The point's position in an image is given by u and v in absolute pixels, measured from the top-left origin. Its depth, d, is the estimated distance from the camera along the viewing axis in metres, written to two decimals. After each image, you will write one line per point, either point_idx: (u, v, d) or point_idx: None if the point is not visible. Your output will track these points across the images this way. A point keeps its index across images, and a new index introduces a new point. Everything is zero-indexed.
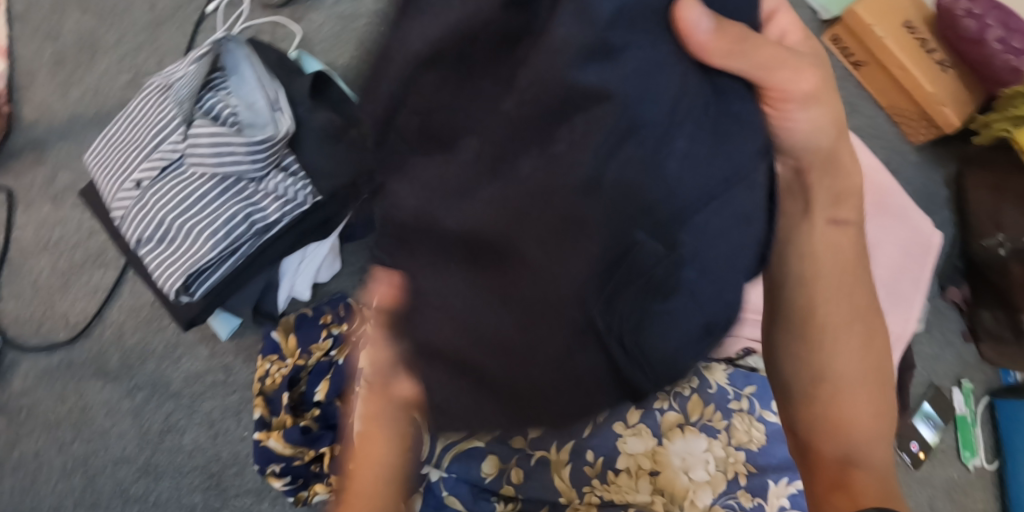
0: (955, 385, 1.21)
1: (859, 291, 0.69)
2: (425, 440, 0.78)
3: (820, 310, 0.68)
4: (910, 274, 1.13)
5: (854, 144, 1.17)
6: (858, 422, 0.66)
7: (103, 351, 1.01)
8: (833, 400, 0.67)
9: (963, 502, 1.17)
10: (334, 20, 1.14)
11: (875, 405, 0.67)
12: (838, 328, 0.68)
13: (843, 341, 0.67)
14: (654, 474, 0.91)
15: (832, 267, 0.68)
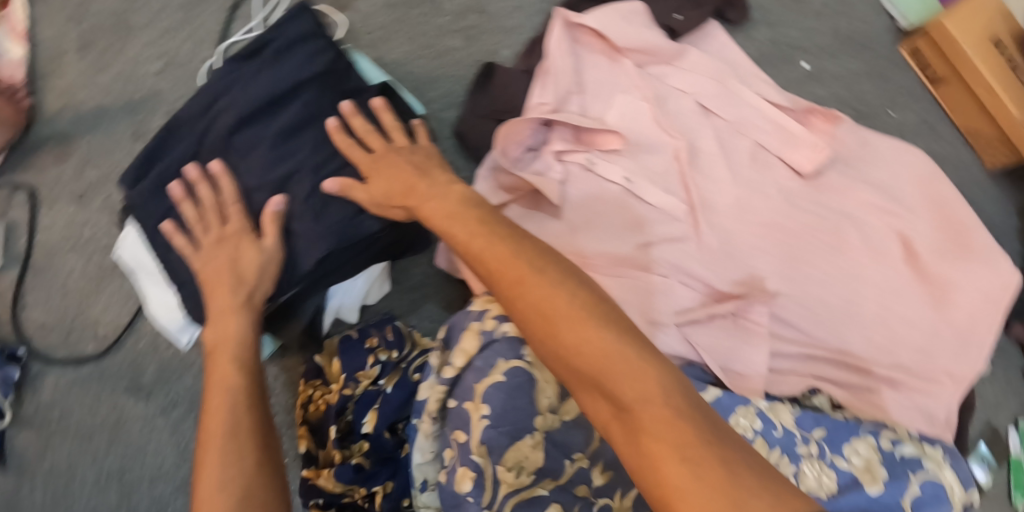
0: (1013, 426, 1.17)
1: (582, 319, 0.65)
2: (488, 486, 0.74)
3: (574, 340, 0.64)
4: (982, 318, 1.07)
5: (938, 176, 1.10)
6: (647, 459, 0.58)
7: (136, 363, 0.95)
8: (632, 428, 0.60)
9: None
10: (384, 9, 1.05)
11: (680, 442, 0.57)
12: (584, 351, 0.63)
13: (583, 354, 0.63)
14: None
15: (534, 279, 0.68)
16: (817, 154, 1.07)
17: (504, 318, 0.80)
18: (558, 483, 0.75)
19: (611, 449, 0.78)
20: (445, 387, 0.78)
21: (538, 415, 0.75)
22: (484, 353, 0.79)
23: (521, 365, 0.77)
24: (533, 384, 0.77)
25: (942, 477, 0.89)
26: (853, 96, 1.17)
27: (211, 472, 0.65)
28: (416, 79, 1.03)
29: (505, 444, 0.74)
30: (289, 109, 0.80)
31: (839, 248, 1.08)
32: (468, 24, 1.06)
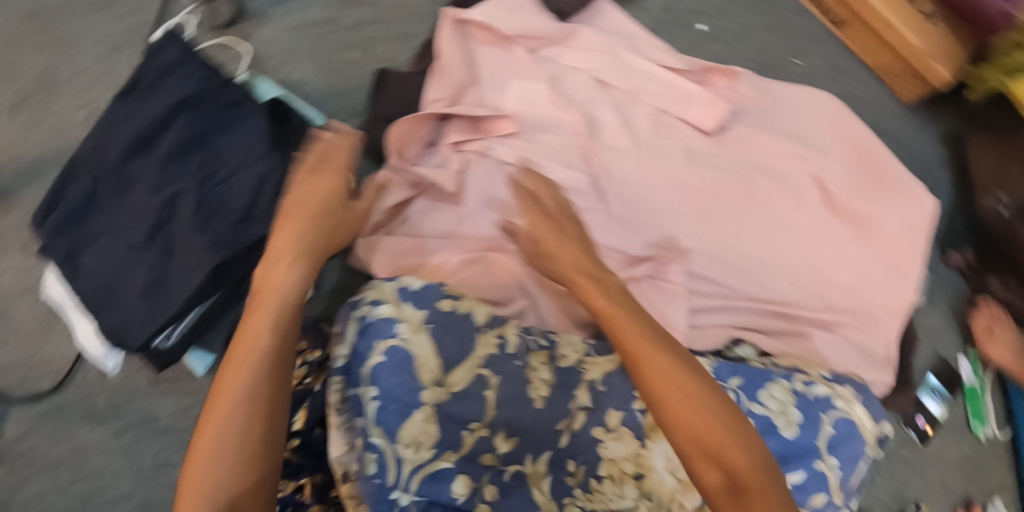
0: (962, 354, 1.17)
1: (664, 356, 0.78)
2: (391, 465, 0.78)
3: (656, 376, 0.77)
4: (906, 247, 1.08)
5: (847, 115, 1.12)
6: (732, 469, 0.72)
7: (89, 394, 1.02)
8: (717, 450, 0.73)
9: (974, 474, 1.15)
10: (285, 33, 1.12)
11: (748, 450, 0.74)
12: (669, 389, 0.76)
13: (687, 390, 0.76)
14: (638, 479, 0.90)
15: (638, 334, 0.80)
16: (717, 110, 1.10)
17: (379, 302, 0.83)
18: (461, 453, 0.81)
19: (510, 411, 0.83)
20: (341, 378, 0.83)
21: (425, 389, 0.80)
22: (363, 339, 0.82)
23: (397, 343, 0.80)
24: (414, 360, 0.81)
25: (853, 415, 0.91)
26: (753, 50, 1.19)
27: (203, 456, 0.71)
28: (321, 94, 1.09)
29: (399, 422, 0.78)
30: (179, 138, 0.89)
31: (754, 201, 1.10)
32: (364, 37, 1.12)
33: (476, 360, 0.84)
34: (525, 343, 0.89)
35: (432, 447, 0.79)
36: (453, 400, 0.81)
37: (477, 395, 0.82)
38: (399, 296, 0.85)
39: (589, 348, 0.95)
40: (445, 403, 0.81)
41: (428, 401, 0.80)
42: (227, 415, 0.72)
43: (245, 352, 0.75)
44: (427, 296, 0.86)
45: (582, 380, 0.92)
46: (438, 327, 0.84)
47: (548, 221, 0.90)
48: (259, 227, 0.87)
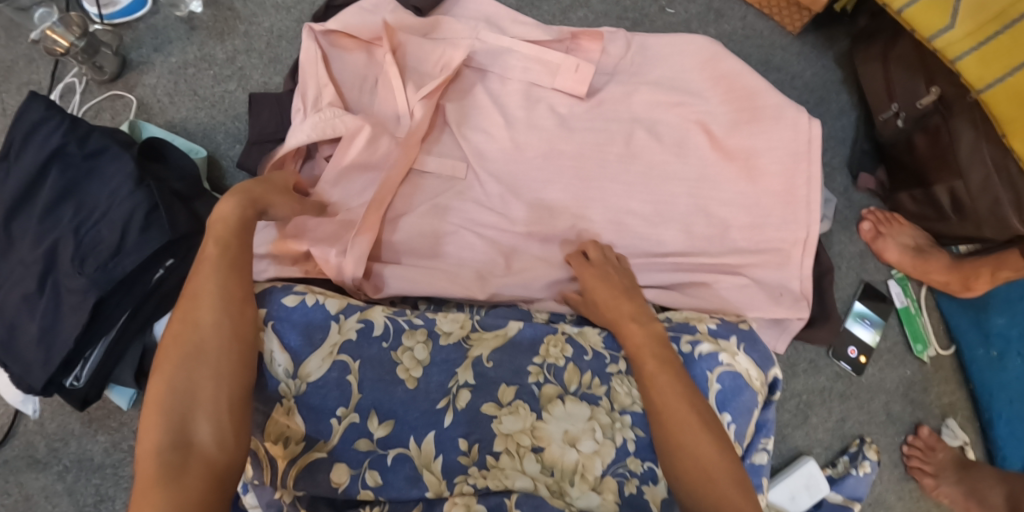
0: (890, 278, 1.16)
1: (667, 366, 0.87)
2: (265, 464, 0.87)
3: (650, 380, 0.87)
4: (798, 175, 1.07)
5: (719, 53, 1.11)
6: (706, 457, 0.80)
7: (30, 443, 1.06)
8: (682, 441, 0.82)
9: (918, 394, 1.14)
10: (166, 77, 1.13)
11: (715, 434, 0.82)
12: (661, 389, 0.85)
13: (668, 386, 0.85)
14: (538, 452, 0.91)
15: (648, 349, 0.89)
16: (585, 75, 1.10)
17: None
18: (334, 443, 0.88)
19: (376, 395, 0.89)
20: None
21: (281, 384, 0.88)
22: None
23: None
24: (264, 358, 0.88)
25: (737, 366, 0.93)
26: (623, 8, 1.21)
27: (157, 406, 0.75)
28: (206, 128, 1.12)
29: (264, 422, 0.88)
30: (53, 185, 0.93)
31: (639, 157, 1.09)
32: (237, 67, 1.14)
33: (329, 347, 0.90)
34: (396, 325, 0.94)
35: (301, 441, 0.87)
36: (312, 390, 0.88)
37: (336, 382, 0.89)
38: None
39: (473, 324, 0.98)
40: (303, 394, 0.88)
41: (285, 396, 0.88)
42: (170, 366, 0.77)
43: (179, 319, 0.80)
44: (273, 299, 0.93)
45: (469, 356, 0.94)
46: (281, 323, 0.90)
47: (592, 268, 1.00)
48: (127, 262, 0.90)
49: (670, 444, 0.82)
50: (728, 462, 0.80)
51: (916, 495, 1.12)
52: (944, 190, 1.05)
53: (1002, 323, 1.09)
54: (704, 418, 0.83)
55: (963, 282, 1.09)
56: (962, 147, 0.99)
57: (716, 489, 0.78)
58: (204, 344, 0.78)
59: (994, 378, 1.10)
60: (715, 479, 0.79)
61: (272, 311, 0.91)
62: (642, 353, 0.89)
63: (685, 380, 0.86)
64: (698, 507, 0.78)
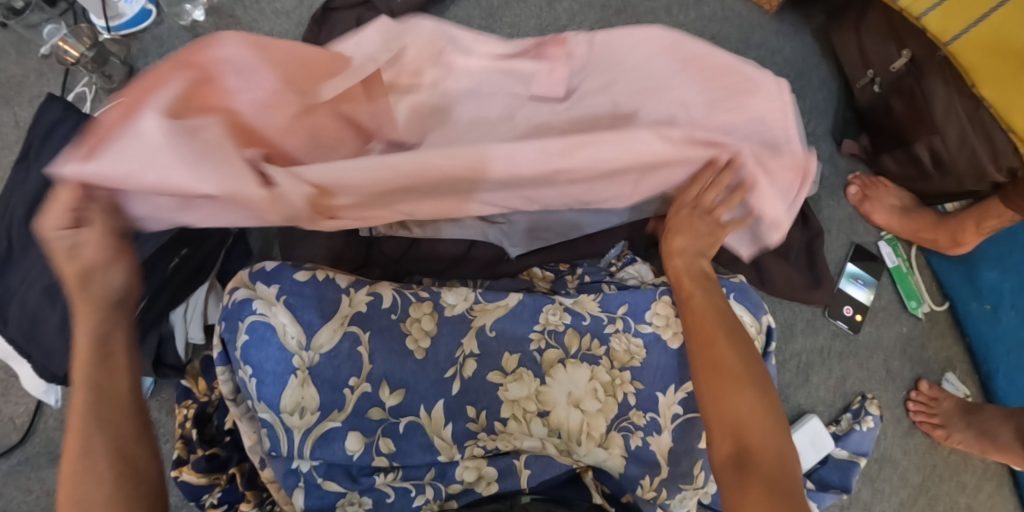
0: (880, 239, 1.20)
1: (701, 295, 0.88)
2: (282, 435, 0.86)
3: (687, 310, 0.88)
4: None
5: None
6: (727, 371, 0.80)
7: (50, 440, 1.09)
8: (706, 355, 0.82)
9: (916, 350, 1.17)
10: None
11: (744, 352, 0.82)
12: (694, 317, 0.86)
13: (697, 310, 0.87)
14: (544, 415, 0.94)
15: (691, 282, 0.89)
16: (561, 74, 0.89)
17: (235, 287, 0.87)
18: (348, 411, 0.87)
19: (388, 365, 0.89)
20: (224, 367, 0.87)
21: (294, 357, 0.86)
22: (226, 324, 0.87)
23: (256, 319, 0.85)
24: (275, 330, 0.86)
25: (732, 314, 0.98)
26: None
27: None
28: None
29: (279, 393, 0.85)
30: None
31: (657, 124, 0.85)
32: None
33: (341, 319, 0.89)
34: (403, 299, 0.93)
35: (316, 411, 0.86)
36: (325, 362, 0.87)
37: (348, 353, 0.88)
38: (252, 278, 0.88)
39: (476, 296, 0.98)
40: (316, 365, 0.87)
41: (301, 368, 0.86)
42: None
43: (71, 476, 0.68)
44: (280, 273, 0.89)
45: (471, 326, 0.95)
46: (293, 297, 0.88)
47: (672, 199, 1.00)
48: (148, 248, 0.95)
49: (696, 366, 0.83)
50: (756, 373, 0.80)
51: (922, 450, 1.14)
52: (923, 148, 1.09)
53: (994, 276, 1.10)
54: (735, 334, 0.84)
55: (951, 237, 1.12)
56: (936, 105, 1.04)
57: (738, 408, 0.78)
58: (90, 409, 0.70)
59: (989, 330, 1.13)
60: (741, 390, 0.79)
61: (280, 283, 0.88)
62: (700, 331, 0.84)
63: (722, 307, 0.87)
64: (724, 438, 0.78)
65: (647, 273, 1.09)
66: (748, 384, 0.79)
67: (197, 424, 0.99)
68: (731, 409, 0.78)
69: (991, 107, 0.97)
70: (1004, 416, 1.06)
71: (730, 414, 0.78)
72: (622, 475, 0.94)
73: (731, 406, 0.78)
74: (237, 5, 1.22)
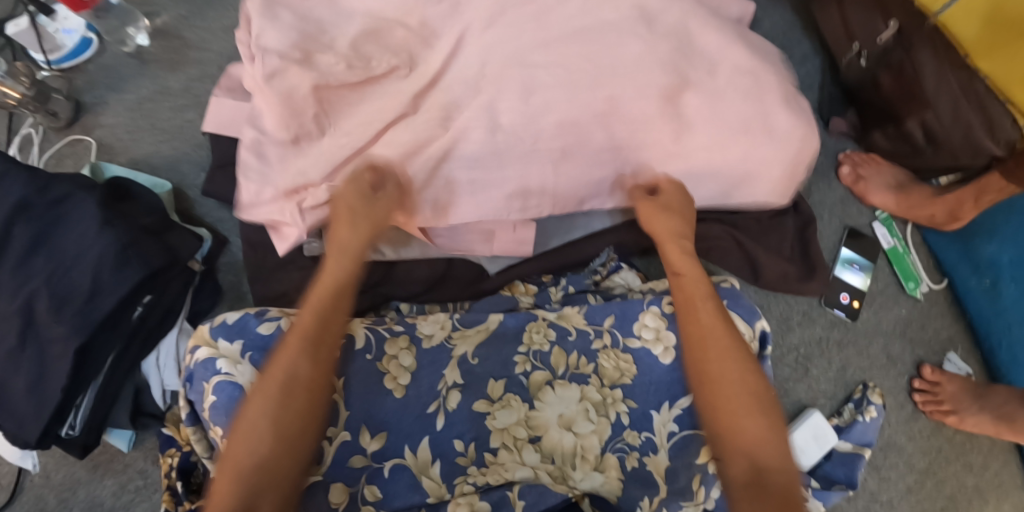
0: (874, 220, 1.15)
1: (713, 322, 0.85)
2: None
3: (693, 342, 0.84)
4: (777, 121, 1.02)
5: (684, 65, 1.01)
6: (747, 434, 0.77)
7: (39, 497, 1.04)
8: (726, 388, 0.80)
9: (918, 333, 1.13)
10: (126, 114, 1.12)
11: (754, 405, 0.79)
12: (706, 354, 0.82)
13: (709, 344, 0.83)
14: (536, 442, 0.91)
15: (700, 294, 0.87)
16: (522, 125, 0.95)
17: (196, 347, 0.83)
18: (328, 464, 0.84)
19: (365, 407, 0.87)
20: (195, 427, 0.84)
21: None
22: (193, 385, 0.84)
23: (221, 379, 0.81)
24: (245, 388, 0.82)
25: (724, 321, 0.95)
26: None
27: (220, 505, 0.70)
28: (170, 161, 1.11)
29: None
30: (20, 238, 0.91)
31: (786, 92, 0.98)
32: (195, 95, 1.14)
33: None
34: (377, 334, 0.90)
35: None
36: None
37: None
38: (213, 334, 0.84)
39: (454, 323, 0.94)
40: None
41: None
42: (231, 488, 0.71)
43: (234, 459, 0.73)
44: (244, 326, 0.85)
45: (452, 356, 0.92)
46: (260, 352, 0.84)
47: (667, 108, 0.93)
48: (105, 302, 0.89)
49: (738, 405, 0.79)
50: (775, 431, 0.78)
51: (925, 433, 1.12)
52: (915, 124, 1.04)
53: (992, 249, 1.07)
54: (756, 390, 0.80)
55: (951, 213, 1.07)
56: (928, 77, 0.99)
57: (772, 476, 0.75)
58: (270, 387, 0.75)
59: (989, 307, 1.09)
60: (761, 445, 0.77)
61: (243, 339, 0.84)
62: (697, 347, 0.84)
63: (746, 351, 0.83)
64: (743, 475, 0.76)
65: (634, 281, 1.05)
66: (756, 406, 0.79)
67: (182, 473, 0.96)
68: (738, 422, 0.78)
69: (989, 77, 0.95)
70: (1008, 392, 1.04)
71: (761, 490, 0.74)
72: (621, 497, 0.91)
73: (761, 476, 0.75)
74: (184, 25, 1.16)
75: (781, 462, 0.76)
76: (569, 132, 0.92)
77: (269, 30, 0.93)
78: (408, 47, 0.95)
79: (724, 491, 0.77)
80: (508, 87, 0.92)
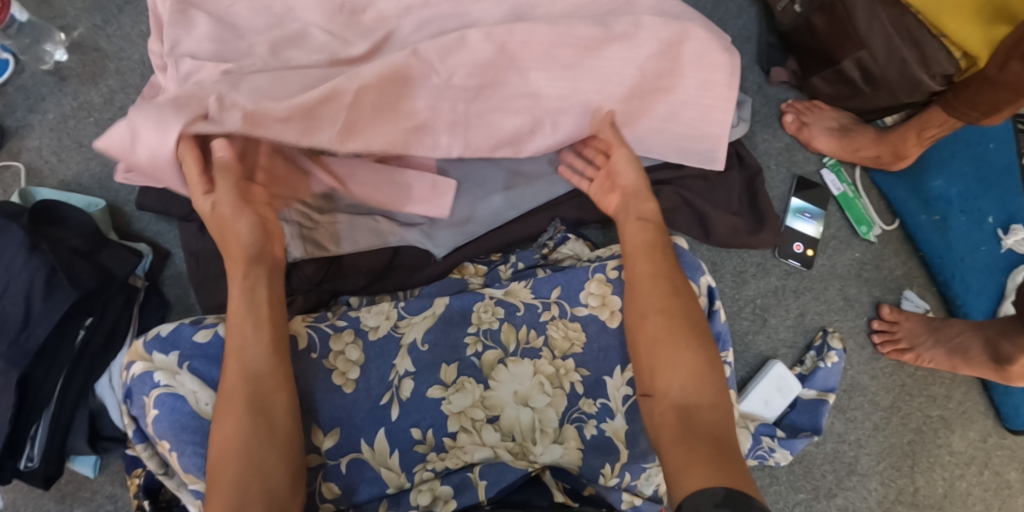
0: (821, 167, 1.15)
1: (654, 268, 0.85)
2: None
3: (635, 288, 0.85)
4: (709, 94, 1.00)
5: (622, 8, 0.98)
6: (677, 376, 0.77)
7: None
8: (661, 330, 0.80)
9: (874, 273, 1.13)
10: (50, 135, 1.10)
11: (689, 347, 0.79)
12: (646, 299, 0.83)
13: (648, 289, 0.84)
14: (494, 421, 0.90)
15: (643, 242, 0.88)
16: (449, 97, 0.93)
17: (132, 362, 0.82)
18: None
19: (315, 407, 0.86)
20: (144, 444, 0.83)
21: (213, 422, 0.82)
22: (133, 402, 0.82)
23: (162, 392, 0.80)
24: (186, 399, 0.81)
25: None
26: None
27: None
28: (100, 178, 1.10)
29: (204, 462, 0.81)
30: None
31: (706, 64, 0.98)
32: (119, 108, 1.12)
33: None
34: (321, 333, 0.89)
35: None
36: None
37: None
38: (147, 349, 0.83)
39: (400, 312, 0.93)
40: None
41: None
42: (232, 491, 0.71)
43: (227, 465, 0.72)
44: (179, 337, 0.84)
45: (402, 344, 0.91)
46: (197, 361, 0.84)
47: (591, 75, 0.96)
48: (40, 331, 0.89)
49: (672, 346, 0.79)
50: (709, 373, 0.77)
51: (888, 371, 1.12)
52: (852, 64, 1.03)
53: (940, 183, 1.09)
54: (694, 334, 0.80)
55: (895, 151, 1.06)
56: (859, 17, 0.97)
57: (699, 416, 0.74)
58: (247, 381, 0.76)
59: (941, 241, 1.09)
60: (694, 385, 0.76)
61: (180, 349, 0.83)
62: (637, 288, 0.85)
63: (686, 297, 0.83)
64: (669, 418, 0.75)
65: (581, 251, 1.04)
66: (692, 350, 0.78)
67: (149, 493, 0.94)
68: (668, 362, 0.78)
69: (920, 12, 0.93)
70: (972, 328, 1.03)
71: (686, 429, 0.73)
72: (582, 468, 0.90)
73: (687, 416, 0.74)
74: (100, 36, 1.14)
75: (711, 403, 0.75)
76: (494, 70, 0.94)
77: (185, 41, 0.90)
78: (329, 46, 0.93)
79: (650, 430, 0.77)
80: (445, 33, 0.94)
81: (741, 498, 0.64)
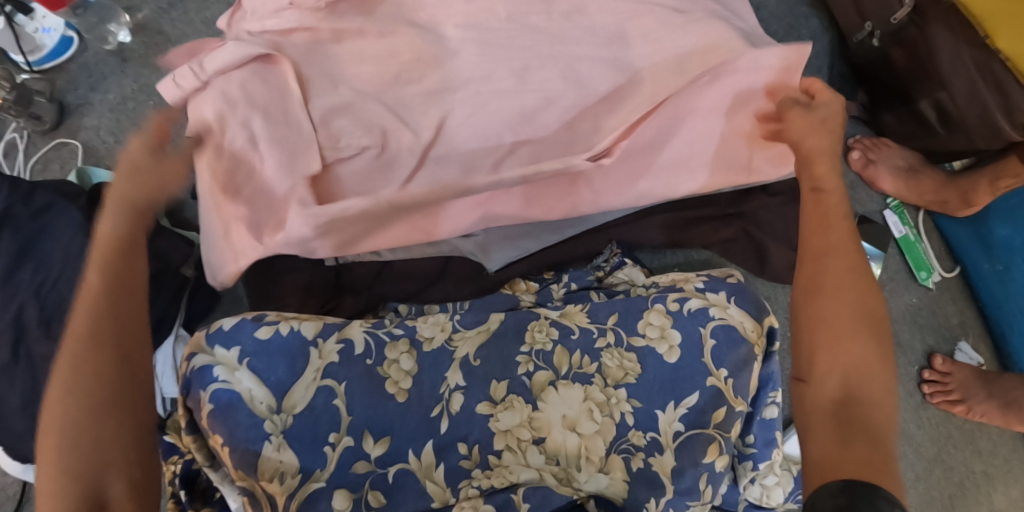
0: (885, 207, 1.13)
1: (849, 275, 0.73)
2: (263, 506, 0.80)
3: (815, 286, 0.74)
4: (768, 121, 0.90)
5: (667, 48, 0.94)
6: (839, 355, 0.71)
7: None
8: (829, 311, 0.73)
9: (929, 318, 1.12)
10: (108, 115, 1.09)
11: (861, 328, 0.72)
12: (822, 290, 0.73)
13: (828, 280, 0.73)
14: (540, 443, 0.89)
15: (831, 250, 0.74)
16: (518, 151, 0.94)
17: (193, 353, 0.83)
18: (331, 471, 0.83)
19: (367, 413, 0.85)
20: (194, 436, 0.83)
21: (266, 421, 0.82)
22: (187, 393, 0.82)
23: (219, 387, 0.81)
24: (242, 397, 0.81)
25: (729, 319, 0.94)
26: None
27: None
28: None
29: (256, 460, 0.80)
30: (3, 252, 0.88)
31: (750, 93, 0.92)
32: None
33: (313, 374, 0.85)
34: (376, 339, 0.89)
35: (297, 474, 0.82)
36: (299, 423, 0.83)
37: (324, 409, 0.84)
38: (209, 341, 0.84)
39: (454, 325, 0.93)
40: (291, 426, 0.82)
41: (274, 432, 0.81)
42: None
43: None
44: (240, 333, 0.85)
45: (454, 358, 0.90)
46: (257, 357, 0.84)
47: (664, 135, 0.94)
48: None
49: (839, 324, 0.72)
50: (881, 365, 0.71)
51: (935, 421, 1.10)
52: (929, 104, 1.00)
53: (1005, 232, 1.04)
54: (875, 322, 0.72)
55: (962, 198, 1.04)
56: (943, 56, 0.95)
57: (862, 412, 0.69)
58: None
59: (1000, 291, 1.07)
60: (861, 371, 0.70)
61: (240, 346, 0.84)
62: (818, 291, 0.73)
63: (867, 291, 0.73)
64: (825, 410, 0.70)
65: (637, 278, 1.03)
66: (866, 340, 0.71)
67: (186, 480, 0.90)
68: (836, 341, 0.71)
69: (1008, 59, 0.88)
70: None
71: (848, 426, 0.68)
72: (627, 499, 0.89)
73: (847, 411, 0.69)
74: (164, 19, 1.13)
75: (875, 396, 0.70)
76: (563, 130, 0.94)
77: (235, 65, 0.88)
78: (381, 122, 0.92)
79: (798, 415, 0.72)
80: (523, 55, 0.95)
81: (861, 487, 0.62)
